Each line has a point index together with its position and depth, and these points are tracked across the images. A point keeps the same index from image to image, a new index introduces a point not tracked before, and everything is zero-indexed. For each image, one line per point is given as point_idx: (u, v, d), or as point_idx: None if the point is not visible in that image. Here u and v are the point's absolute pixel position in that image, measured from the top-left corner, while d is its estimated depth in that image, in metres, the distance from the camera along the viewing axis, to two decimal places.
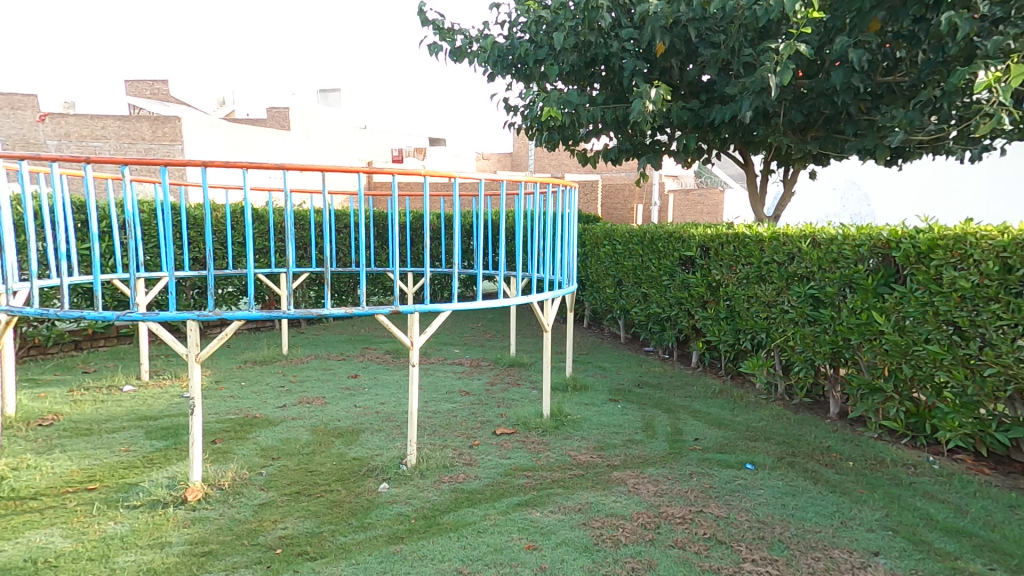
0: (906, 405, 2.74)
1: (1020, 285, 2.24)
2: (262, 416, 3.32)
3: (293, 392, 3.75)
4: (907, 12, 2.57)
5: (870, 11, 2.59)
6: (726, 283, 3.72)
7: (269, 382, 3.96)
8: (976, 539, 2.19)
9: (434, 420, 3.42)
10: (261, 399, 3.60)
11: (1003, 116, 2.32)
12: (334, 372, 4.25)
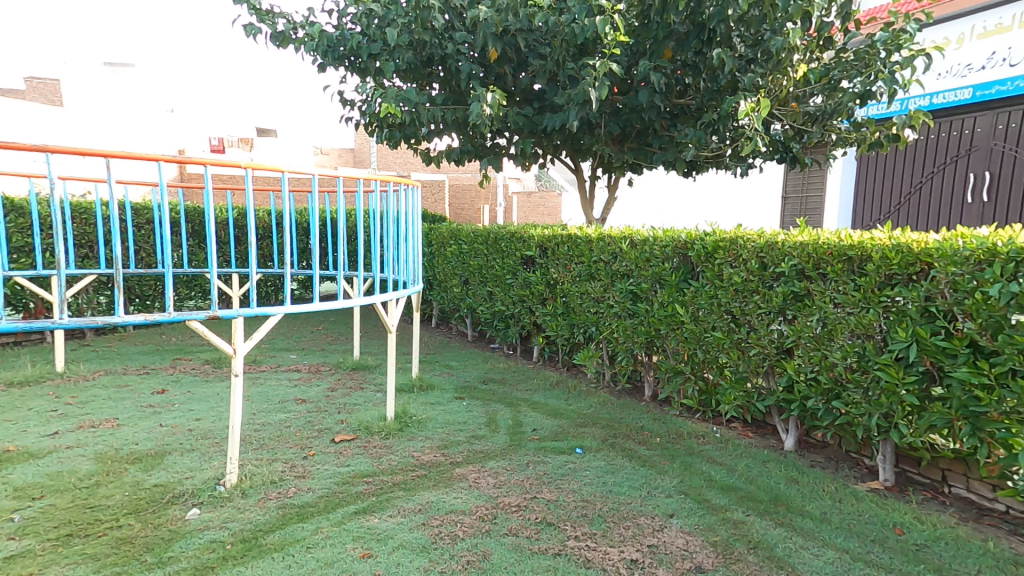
0: (699, 384, 3.22)
1: (771, 280, 2.85)
2: (19, 449, 2.77)
3: (69, 417, 3.19)
4: (689, 45, 3.03)
5: (664, 40, 2.97)
6: (562, 281, 4.00)
7: (33, 408, 3.32)
8: (741, 493, 2.67)
9: (262, 432, 3.16)
10: (18, 429, 3.01)
11: (758, 140, 2.84)
12: (132, 390, 3.71)
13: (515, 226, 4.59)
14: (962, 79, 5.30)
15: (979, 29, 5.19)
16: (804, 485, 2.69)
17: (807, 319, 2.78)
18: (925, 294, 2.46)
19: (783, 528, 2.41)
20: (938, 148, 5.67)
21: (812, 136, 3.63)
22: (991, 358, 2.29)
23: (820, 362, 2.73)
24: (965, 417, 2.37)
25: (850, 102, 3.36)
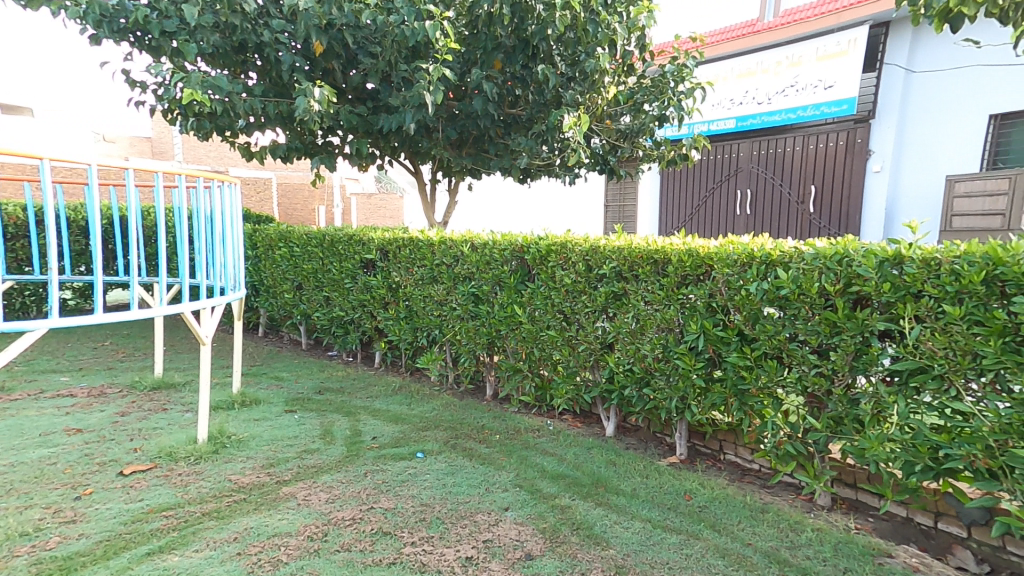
0: (536, 380, 3.42)
1: (596, 281, 3.12)
2: None
3: None
4: (516, 58, 3.27)
5: (492, 51, 3.16)
6: (405, 284, 3.98)
7: None
8: (569, 480, 2.91)
9: (12, 475, 2.63)
10: None
11: (582, 153, 3.10)
12: None
13: (354, 228, 4.48)
14: (729, 111, 7.42)
15: (736, 74, 7.26)
16: (620, 466, 3.05)
17: (624, 317, 3.08)
18: (710, 292, 2.96)
19: (601, 508, 2.70)
20: (720, 167, 7.89)
21: (624, 152, 4.00)
22: (751, 344, 2.89)
23: (634, 354, 3.05)
24: (735, 394, 2.90)
25: (651, 122, 3.74)
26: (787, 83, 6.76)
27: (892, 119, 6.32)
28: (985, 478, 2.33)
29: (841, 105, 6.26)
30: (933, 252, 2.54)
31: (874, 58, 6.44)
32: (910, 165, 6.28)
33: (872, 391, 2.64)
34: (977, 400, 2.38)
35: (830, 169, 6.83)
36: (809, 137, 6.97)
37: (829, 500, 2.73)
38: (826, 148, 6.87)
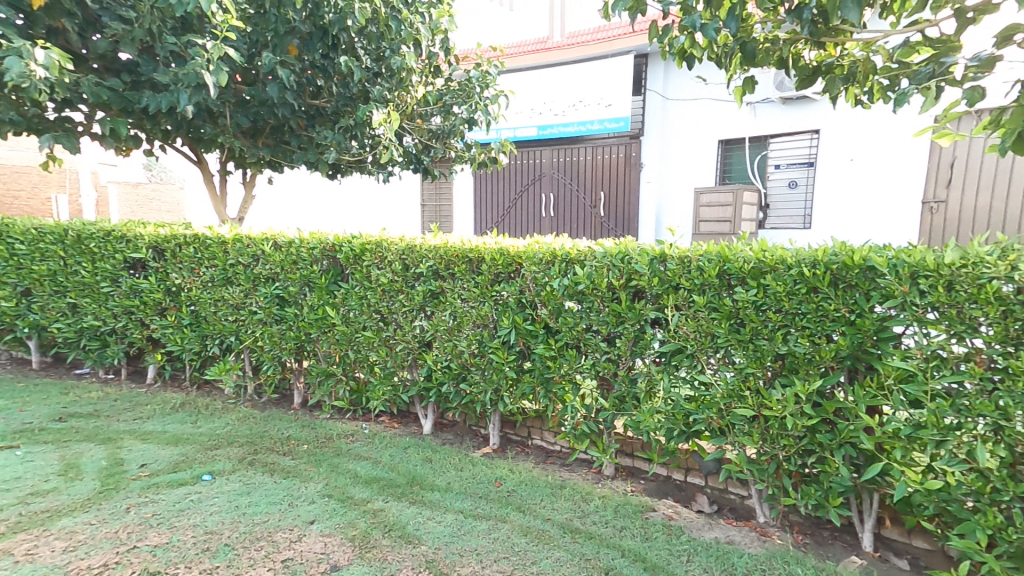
0: (350, 384, 3.37)
1: (412, 280, 3.16)
2: None
3: None
4: (314, 46, 3.45)
5: (284, 36, 3.26)
6: (189, 287, 3.72)
7: None
8: (382, 482, 2.86)
9: None
10: None
11: (394, 150, 3.11)
12: None
13: (114, 224, 4.08)
14: (532, 120, 8.61)
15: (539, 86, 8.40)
16: (436, 461, 3.10)
17: (441, 314, 3.15)
18: (521, 289, 3.13)
19: (415, 506, 2.70)
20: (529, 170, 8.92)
21: (437, 152, 4.16)
22: (556, 335, 3.14)
23: (452, 351, 3.13)
24: (542, 382, 3.12)
25: (460, 124, 4.04)
26: (578, 99, 8.14)
27: (659, 138, 7.88)
28: (717, 435, 2.90)
29: (618, 122, 7.85)
30: (686, 251, 3.02)
31: (638, 83, 7.90)
32: (667, 180, 7.90)
33: (645, 370, 3.03)
34: (714, 371, 2.94)
35: (614, 176, 8.19)
36: (598, 149, 8.26)
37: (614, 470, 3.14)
38: (610, 159, 8.20)
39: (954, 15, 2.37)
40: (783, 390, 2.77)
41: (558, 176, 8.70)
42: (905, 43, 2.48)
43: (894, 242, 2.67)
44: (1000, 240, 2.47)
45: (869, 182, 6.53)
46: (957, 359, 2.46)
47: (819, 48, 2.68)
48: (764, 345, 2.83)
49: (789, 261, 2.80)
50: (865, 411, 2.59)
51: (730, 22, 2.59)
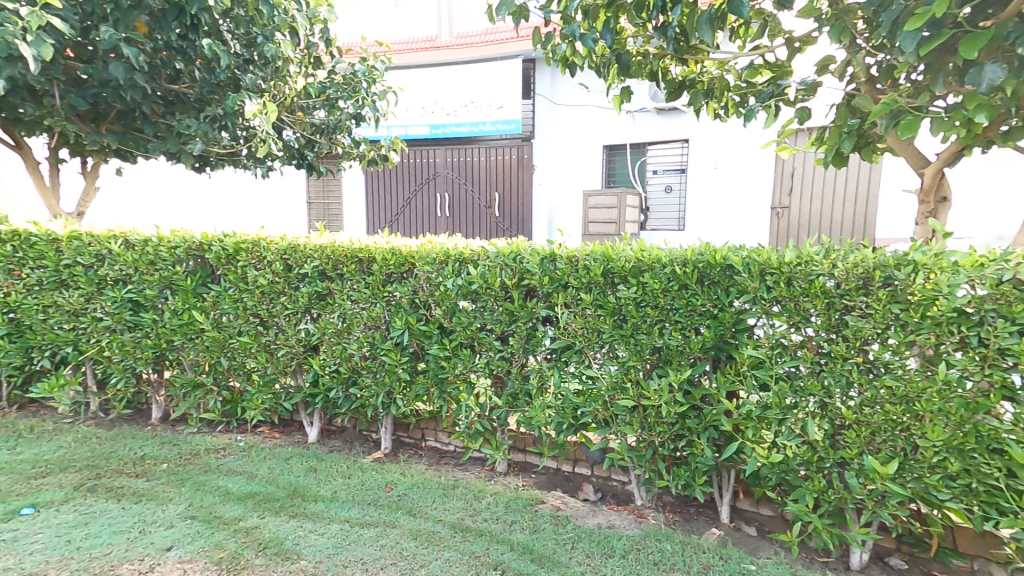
0: (223, 394, 3.26)
1: (294, 281, 3.07)
2: None
3: None
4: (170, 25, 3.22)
5: (129, 11, 3.03)
6: (7, 291, 3.49)
7: None
8: (258, 497, 2.67)
9: None
10: None
11: (271, 143, 2.93)
12: None
13: None
14: (423, 120, 9.04)
15: (429, 85, 8.86)
16: (321, 471, 2.96)
17: (329, 316, 3.04)
18: (414, 289, 3.09)
19: (295, 519, 2.55)
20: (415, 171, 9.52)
21: (322, 146, 4.08)
22: (450, 335, 3.13)
23: (341, 354, 3.03)
24: (436, 382, 3.11)
25: (347, 120, 4.04)
26: (472, 100, 8.71)
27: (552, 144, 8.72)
28: (602, 425, 3.05)
29: (510, 124, 8.57)
30: (574, 251, 3.13)
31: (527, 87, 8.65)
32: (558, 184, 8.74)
33: (537, 367, 3.11)
34: (600, 365, 3.09)
35: (509, 177, 8.95)
36: (493, 150, 8.96)
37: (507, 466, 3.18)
38: (505, 160, 8.94)
39: (785, 43, 2.71)
40: (659, 380, 2.98)
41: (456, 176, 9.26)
42: (750, 65, 2.81)
43: (747, 242, 2.96)
44: (827, 241, 2.83)
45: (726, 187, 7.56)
46: (795, 346, 2.79)
47: (683, 64, 2.92)
48: (643, 339, 3.01)
49: (664, 260, 3.01)
50: (725, 396, 2.87)
51: (605, 34, 2.73)
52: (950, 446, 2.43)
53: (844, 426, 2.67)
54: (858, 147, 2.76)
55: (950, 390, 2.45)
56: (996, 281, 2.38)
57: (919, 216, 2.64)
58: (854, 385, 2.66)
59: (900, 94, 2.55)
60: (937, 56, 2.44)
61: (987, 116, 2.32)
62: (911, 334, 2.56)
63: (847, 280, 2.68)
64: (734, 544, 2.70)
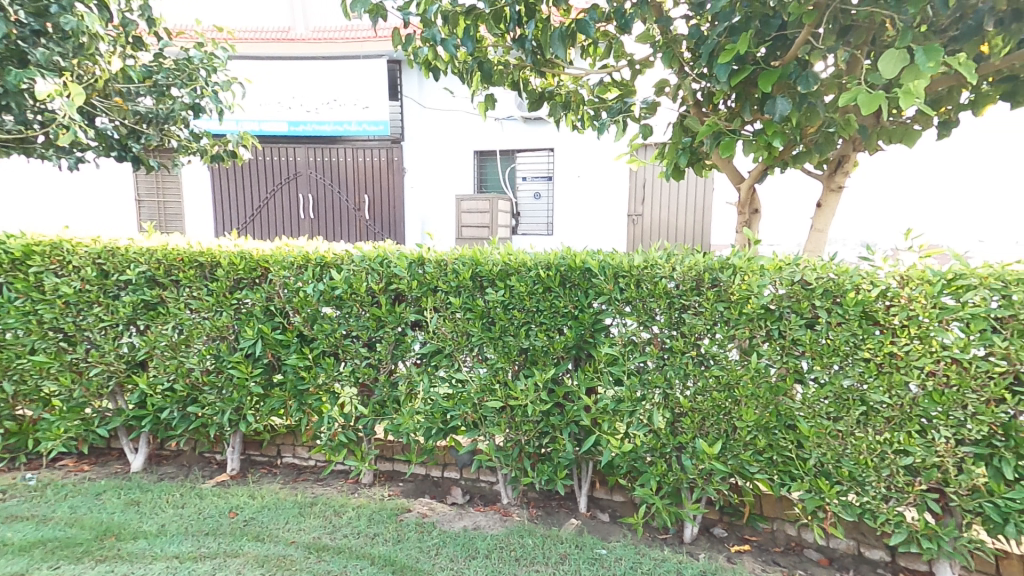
0: (7, 425, 2.98)
1: (112, 288, 2.87)
2: None
3: None
4: None
5: None
6: None
7: None
8: (54, 544, 2.32)
9: None
10: None
11: (73, 129, 2.86)
12: None
13: None
14: (281, 116, 8.76)
15: (283, 79, 8.68)
16: (144, 504, 2.68)
17: (160, 328, 2.86)
18: (268, 295, 2.90)
19: (104, 564, 2.24)
20: (274, 170, 9.14)
21: (150, 138, 3.77)
22: (311, 344, 2.97)
23: (178, 370, 2.87)
24: (295, 395, 2.95)
25: (181, 111, 3.74)
26: (338, 99, 8.69)
27: (426, 148, 8.98)
28: (471, 428, 3.09)
29: (378, 125, 8.68)
30: (442, 255, 3.14)
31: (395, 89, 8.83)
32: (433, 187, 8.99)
33: (406, 373, 3.07)
34: (470, 368, 3.12)
35: (378, 180, 9.04)
36: (361, 151, 8.98)
37: (371, 477, 3.12)
38: (374, 162, 9.01)
39: (628, 65, 2.96)
40: (526, 380, 3.07)
41: (323, 176, 9.10)
42: (600, 83, 3.04)
43: (604, 247, 3.16)
44: (668, 247, 3.12)
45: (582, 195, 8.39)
46: (644, 342, 3.03)
47: (542, 76, 3.08)
48: (511, 341, 3.08)
49: (529, 264, 3.11)
50: (584, 392, 3.04)
51: (465, 41, 2.78)
52: (758, 425, 2.81)
53: (682, 413, 2.95)
54: (691, 163, 3.10)
55: (759, 376, 2.83)
56: (791, 281, 2.80)
57: (738, 225, 3.01)
58: (690, 376, 2.95)
59: (719, 117, 2.92)
60: (744, 87, 2.84)
61: (780, 142, 2.74)
62: (731, 329, 2.90)
63: (684, 281, 2.96)
64: (589, 532, 2.88)
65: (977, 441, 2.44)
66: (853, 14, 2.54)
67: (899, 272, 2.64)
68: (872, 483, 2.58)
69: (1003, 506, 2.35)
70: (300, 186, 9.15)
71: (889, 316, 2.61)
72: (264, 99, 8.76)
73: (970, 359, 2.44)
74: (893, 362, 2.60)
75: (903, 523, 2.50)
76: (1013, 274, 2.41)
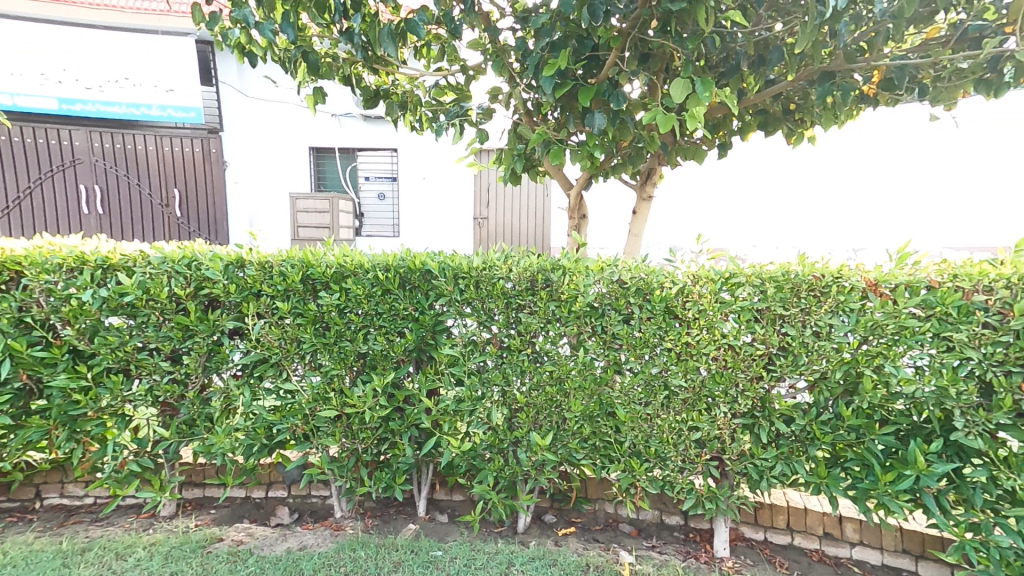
0: None
1: None
2: None
3: None
4: None
5: None
6: None
7: None
8: None
9: None
10: None
11: None
12: None
13: None
14: (50, 91, 7.48)
15: (46, 47, 7.46)
16: None
17: None
18: (20, 305, 2.51)
19: None
20: (38, 154, 7.63)
21: None
22: (89, 361, 2.61)
23: None
24: (66, 423, 2.60)
25: None
26: (133, 79, 7.76)
27: (257, 141, 8.62)
28: (302, 441, 2.91)
29: (189, 112, 7.98)
30: (267, 256, 2.89)
31: (209, 72, 8.36)
32: (270, 185, 8.71)
33: (223, 387, 2.78)
34: (301, 377, 2.92)
35: (192, 173, 8.35)
36: (168, 140, 8.19)
37: (173, 508, 2.83)
38: (185, 152, 8.30)
39: (462, 70, 3.03)
40: (363, 386, 2.96)
41: (116, 165, 8.01)
42: (435, 84, 3.07)
43: (445, 249, 3.16)
44: (507, 249, 3.23)
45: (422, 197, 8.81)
46: (484, 342, 3.08)
47: (375, 73, 3.02)
48: (347, 346, 2.94)
49: (366, 266, 2.99)
50: (425, 395, 3.02)
51: (284, 28, 2.56)
52: (584, 414, 3.02)
53: (518, 409, 3.06)
54: (527, 169, 3.26)
55: (586, 369, 3.02)
56: (610, 280, 3.02)
57: (569, 229, 3.22)
58: (525, 373, 3.07)
59: (548, 127, 3.10)
60: (568, 100, 3.06)
61: (599, 153, 2.99)
62: (562, 327, 3.05)
63: (519, 282, 3.05)
64: (426, 535, 2.88)
65: (744, 413, 2.88)
66: (649, 44, 2.89)
67: (692, 272, 2.99)
68: (671, 457, 2.92)
69: (759, 465, 2.82)
70: (80, 176, 7.87)
71: (685, 310, 2.94)
72: (21, 69, 7.39)
73: (740, 345, 2.85)
74: (689, 350, 2.93)
75: (692, 489, 2.87)
76: (767, 273, 2.87)
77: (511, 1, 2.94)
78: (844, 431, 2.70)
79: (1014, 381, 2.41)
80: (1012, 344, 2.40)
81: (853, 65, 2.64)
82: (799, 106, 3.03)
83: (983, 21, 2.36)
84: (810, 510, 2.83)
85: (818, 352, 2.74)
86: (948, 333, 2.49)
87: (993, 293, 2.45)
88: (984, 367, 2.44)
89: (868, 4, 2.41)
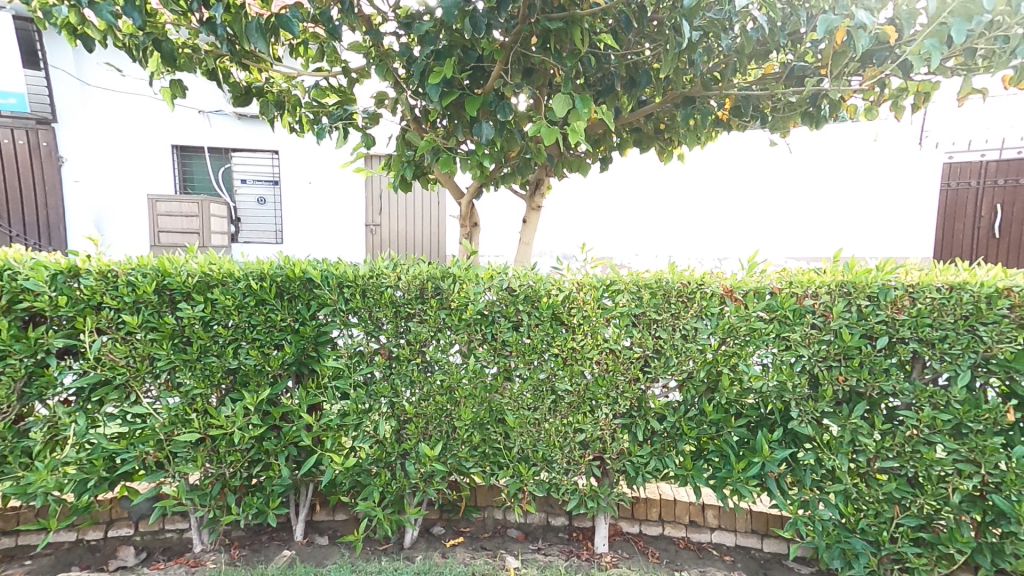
0: None
1: None
2: None
3: None
4: None
5: None
6: None
7: None
8: None
9: None
10: None
11: None
12: None
13: None
14: None
15: None
16: None
17: None
18: None
19: None
20: None
21: None
22: None
23: None
24: None
25: None
26: None
27: (106, 135, 7.71)
28: (155, 470, 2.64)
29: (7, 97, 6.92)
30: (110, 265, 2.57)
31: (32, 54, 7.27)
32: (122, 185, 7.84)
33: (48, 416, 2.49)
34: (154, 399, 2.63)
35: (13, 168, 7.28)
36: None
37: None
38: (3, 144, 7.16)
39: (344, 73, 2.93)
40: (233, 405, 2.71)
41: None
42: (315, 85, 2.94)
43: (328, 256, 2.99)
44: (396, 257, 3.15)
45: (309, 202, 8.41)
46: (371, 353, 2.95)
47: (245, 69, 2.83)
48: (212, 362, 2.68)
49: (236, 274, 2.74)
50: (305, 411, 2.83)
51: (129, 10, 2.26)
52: (474, 422, 3.02)
53: (407, 420, 2.99)
54: (417, 175, 3.23)
55: (476, 378, 3.00)
56: (500, 288, 3.01)
57: (460, 237, 3.23)
58: (415, 383, 2.99)
59: (436, 135, 3.09)
60: (455, 110, 3.06)
61: (489, 162, 2.99)
62: (451, 335, 3.00)
63: (408, 290, 2.96)
64: (301, 561, 2.72)
65: (624, 413, 3.03)
66: (532, 59, 2.99)
67: (577, 279, 3.07)
68: (557, 460, 3.00)
69: (635, 462, 2.99)
70: None
71: (571, 316, 3.00)
72: None
73: (620, 349, 2.96)
74: (574, 355, 3.01)
75: (576, 489, 2.98)
76: (642, 280, 3.01)
77: (394, 6, 2.90)
78: (707, 425, 2.95)
79: (834, 373, 2.74)
80: (833, 343, 2.74)
81: (708, 92, 2.91)
82: (667, 125, 3.32)
83: (805, 62, 2.74)
84: (678, 500, 3.10)
85: (686, 352, 2.93)
86: (786, 333, 2.79)
87: (818, 298, 2.78)
88: (812, 363, 2.77)
89: (717, 39, 2.67)
